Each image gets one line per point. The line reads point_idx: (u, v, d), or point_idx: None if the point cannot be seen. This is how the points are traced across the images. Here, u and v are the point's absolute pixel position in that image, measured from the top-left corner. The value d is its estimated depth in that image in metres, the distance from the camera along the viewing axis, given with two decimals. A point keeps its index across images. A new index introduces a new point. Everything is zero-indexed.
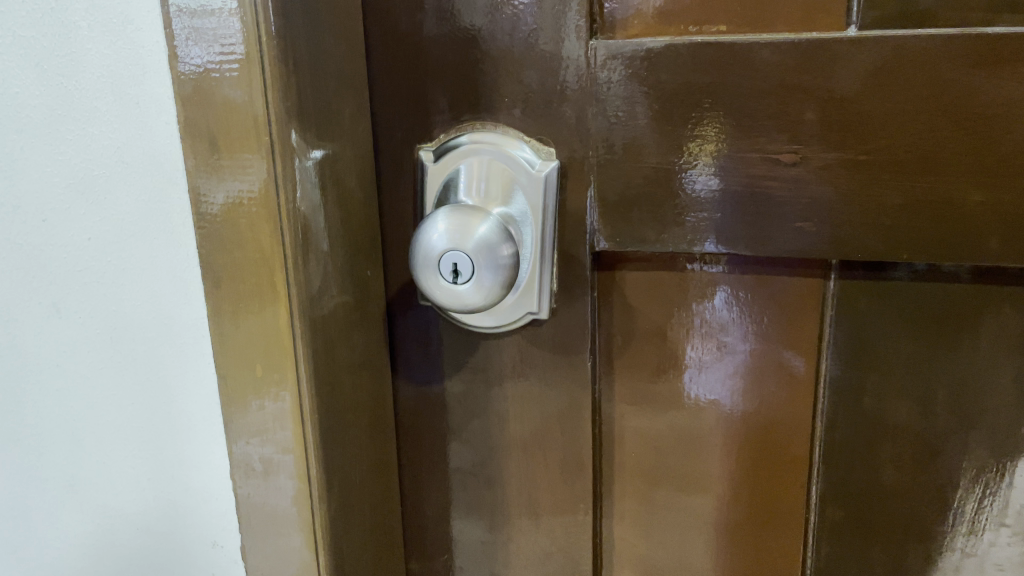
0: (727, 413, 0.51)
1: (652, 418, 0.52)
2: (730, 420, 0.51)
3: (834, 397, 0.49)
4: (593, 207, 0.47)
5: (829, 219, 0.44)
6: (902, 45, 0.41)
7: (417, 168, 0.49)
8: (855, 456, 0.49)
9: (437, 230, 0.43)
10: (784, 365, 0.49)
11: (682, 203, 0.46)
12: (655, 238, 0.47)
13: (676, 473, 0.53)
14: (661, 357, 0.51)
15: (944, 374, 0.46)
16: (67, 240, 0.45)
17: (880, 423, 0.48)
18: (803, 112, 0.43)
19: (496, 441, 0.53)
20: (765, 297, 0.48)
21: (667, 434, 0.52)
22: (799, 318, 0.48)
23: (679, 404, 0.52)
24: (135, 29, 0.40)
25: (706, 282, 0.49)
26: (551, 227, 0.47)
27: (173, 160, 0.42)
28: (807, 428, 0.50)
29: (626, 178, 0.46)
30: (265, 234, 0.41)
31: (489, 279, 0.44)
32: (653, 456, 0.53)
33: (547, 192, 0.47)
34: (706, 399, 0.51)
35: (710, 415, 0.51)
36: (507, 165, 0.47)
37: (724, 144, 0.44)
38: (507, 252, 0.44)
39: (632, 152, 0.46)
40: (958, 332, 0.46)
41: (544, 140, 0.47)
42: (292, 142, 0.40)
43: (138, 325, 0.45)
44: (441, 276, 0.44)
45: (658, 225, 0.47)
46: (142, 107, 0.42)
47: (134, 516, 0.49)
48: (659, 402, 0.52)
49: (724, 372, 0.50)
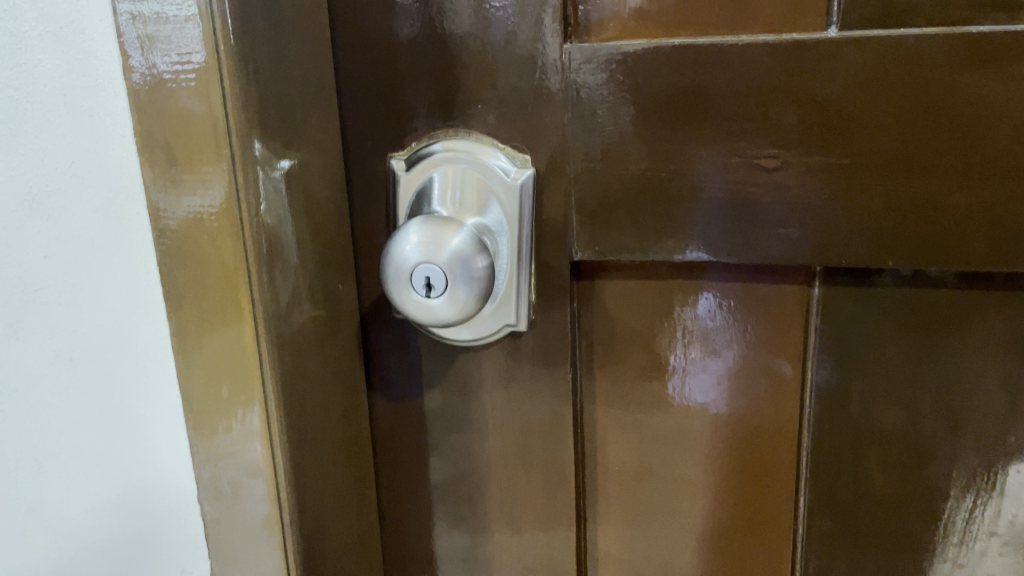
0: (713, 424, 0.50)
1: (636, 430, 0.51)
2: (716, 431, 0.50)
3: (819, 405, 0.47)
4: (571, 215, 0.46)
5: (812, 225, 0.43)
6: (884, 45, 0.40)
7: (390, 177, 0.47)
8: (843, 467, 0.48)
9: (410, 243, 0.42)
10: (769, 374, 0.48)
11: (662, 209, 0.45)
12: (634, 246, 0.46)
13: (662, 485, 0.52)
14: (645, 367, 0.50)
15: (931, 382, 0.45)
16: (17, 259, 0.41)
17: (867, 432, 0.47)
18: (783, 115, 0.42)
19: (476, 456, 0.51)
20: (749, 305, 0.47)
21: (652, 445, 0.51)
22: (784, 326, 0.47)
23: (665, 414, 0.50)
24: (87, 39, 0.39)
25: (690, 290, 0.48)
26: (528, 236, 0.46)
27: (130, 174, 0.42)
28: (794, 438, 0.49)
29: (604, 186, 0.45)
30: (227, 249, 0.40)
31: (464, 292, 0.42)
32: (639, 468, 0.52)
33: (523, 200, 0.45)
34: (692, 409, 0.50)
35: (696, 426, 0.50)
36: (482, 173, 0.45)
37: (703, 149, 0.43)
38: (482, 264, 0.43)
39: (609, 158, 0.44)
40: (945, 339, 0.45)
41: (519, 147, 0.45)
42: (256, 152, 0.39)
43: (101, 346, 0.43)
44: (414, 290, 0.42)
45: (637, 233, 0.45)
46: (97, 119, 0.40)
47: (98, 549, 0.46)
48: (643, 412, 0.51)
49: (708, 381, 0.49)
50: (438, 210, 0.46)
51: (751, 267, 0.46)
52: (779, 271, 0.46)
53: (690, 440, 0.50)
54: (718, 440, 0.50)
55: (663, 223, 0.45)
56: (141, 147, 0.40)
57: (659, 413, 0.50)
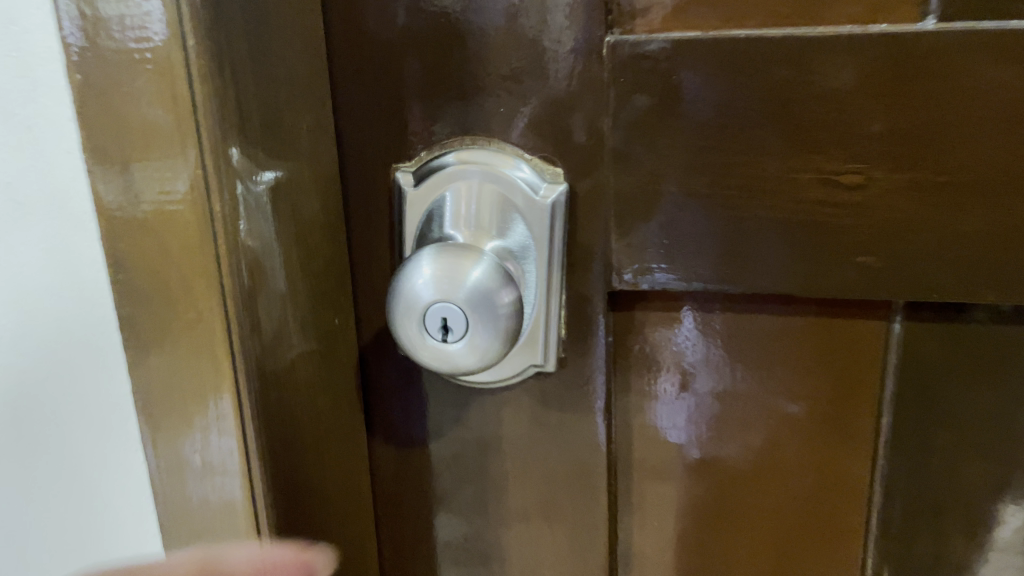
0: (769, 481, 0.43)
1: (678, 485, 0.44)
2: (772, 488, 0.43)
3: (833, 446, 0.42)
4: (611, 238, 0.39)
5: (827, 246, 0.37)
6: (990, 39, 0.33)
7: (394, 193, 0.40)
8: (911, 523, 0.42)
9: (422, 277, 0.35)
10: (778, 415, 0.42)
11: (719, 233, 0.37)
12: (678, 274, 0.39)
13: (708, 549, 0.45)
14: (689, 414, 0.43)
15: (956, 421, 0.40)
16: None
17: (935, 485, 0.41)
18: (867, 123, 0.35)
19: (493, 511, 0.45)
20: (816, 342, 0.40)
21: (697, 502, 0.44)
22: (857, 368, 0.40)
23: (709, 467, 0.43)
24: (20, 33, 0.33)
25: (748, 324, 0.41)
26: (556, 263, 0.39)
27: (77, 197, 0.36)
28: (862, 494, 0.42)
29: (649, 205, 0.38)
30: (200, 287, 0.33)
31: (488, 335, 0.35)
32: (680, 528, 0.45)
33: (553, 222, 0.38)
34: (737, 463, 0.43)
35: (739, 482, 0.43)
36: (504, 190, 0.38)
37: (768, 163, 0.36)
38: (508, 299, 0.36)
39: (656, 173, 0.37)
40: (969, 373, 0.39)
41: (545, 157, 0.38)
42: (233, 160, 0.32)
43: (59, 387, 0.40)
44: (428, 333, 0.36)
45: (683, 260, 0.38)
46: (35, 131, 0.35)
47: None
48: (686, 465, 0.44)
49: (705, 423, 0.43)
50: (450, 235, 0.39)
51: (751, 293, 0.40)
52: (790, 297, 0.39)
53: (730, 498, 0.44)
54: (747, 495, 0.43)
55: (713, 249, 0.38)
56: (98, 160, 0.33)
57: (700, 465, 0.43)
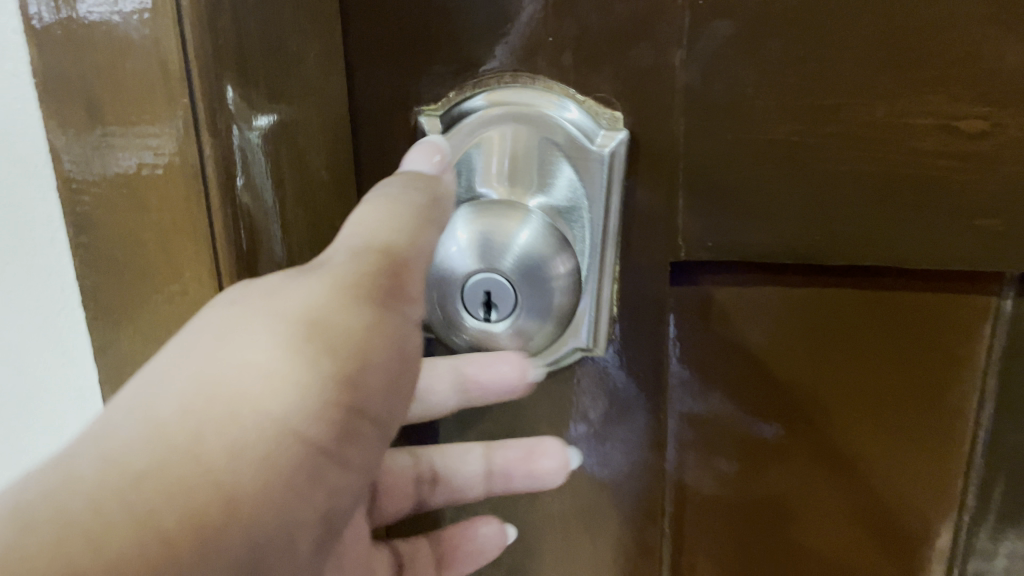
0: (847, 482, 0.37)
1: (740, 488, 0.38)
2: (848, 489, 0.37)
3: (809, 469, 0.37)
4: (680, 198, 0.32)
5: (880, 219, 0.31)
6: None
7: (415, 143, 0.33)
8: (992, 526, 0.37)
9: (459, 243, 0.29)
10: (767, 431, 0.37)
11: (812, 191, 0.31)
12: (755, 242, 0.33)
13: (771, 560, 0.39)
14: (758, 406, 0.37)
15: (934, 444, 0.36)
16: None
17: None
18: (1000, 59, 0.29)
19: (525, 521, 0.38)
20: (915, 323, 0.34)
21: (761, 509, 0.38)
22: (960, 352, 0.34)
23: (778, 465, 0.37)
24: None
25: (839, 303, 0.34)
26: (612, 229, 0.32)
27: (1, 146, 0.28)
28: (953, 495, 0.37)
29: (728, 157, 0.32)
30: (184, 258, 0.26)
31: (540, 308, 0.30)
32: (741, 539, 0.39)
33: (611, 178, 0.32)
34: (808, 462, 0.37)
35: (810, 485, 0.38)
36: (550, 138, 0.32)
37: (874, 104, 0.30)
38: (563, 268, 0.30)
39: (739, 117, 0.31)
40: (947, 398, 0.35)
41: (602, 98, 0.31)
42: (228, 100, 0.25)
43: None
44: (467, 309, 0.30)
45: (760, 226, 0.32)
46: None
47: None
48: (751, 464, 0.38)
49: (670, 445, 0.38)
50: (486, 194, 0.32)
51: (717, 296, 0.35)
52: (781, 297, 0.34)
53: (797, 505, 0.38)
54: (808, 504, 0.38)
55: (796, 214, 0.32)
56: (48, 89, 0.25)
57: (767, 464, 0.38)
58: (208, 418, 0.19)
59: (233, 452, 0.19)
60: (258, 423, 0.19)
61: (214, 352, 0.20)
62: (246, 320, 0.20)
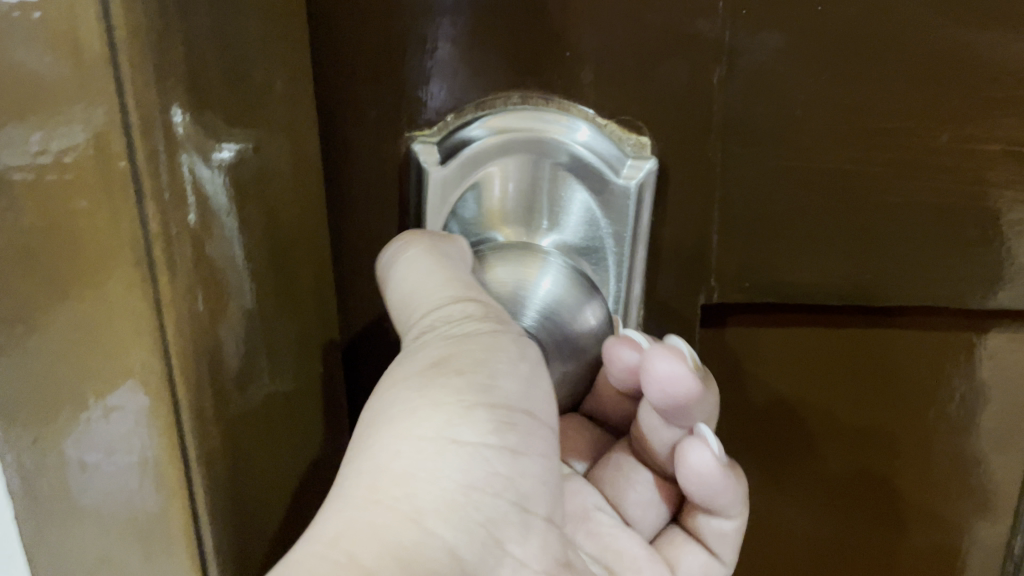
0: (892, 541, 0.33)
1: (774, 550, 0.34)
2: (893, 549, 0.33)
3: (811, 536, 0.33)
4: (714, 232, 0.28)
5: (938, 253, 0.28)
6: None
7: (405, 176, 0.28)
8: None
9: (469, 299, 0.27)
10: (806, 491, 0.33)
11: (863, 224, 0.28)
12: (788, 281, 0.29)
13: None
14: (797, 464, 0.32)
15: (939, 504, 0.33)
16: None
17: None
18: None
19: None
20: (968, 367, 0.31)
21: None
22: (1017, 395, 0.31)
23: (817, 526, 0.33)
24: None
25: (886, 347, 0.31)
26: (638, 273, 0.28)
27: None
28: (1008, 551, 0.33)
29: (771, 185, 0.28)
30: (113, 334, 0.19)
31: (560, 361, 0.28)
32: None
33: (638, 214, 0.28)
34: (851, 523, 0.33)
35: (853, 548, 0.34)
36: (570, 168, 0.28)
37: (936, 127, 0.27)
38: (593, 318, 0.27)
39: (783, 141, 0.27)
40: (946, 455, 0.32)
41: (625, 121, 0.27)
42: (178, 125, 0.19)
43: None
44: None
45: (796, 261, 0.29)
46: None
47: None
48: (787, 526, 0.33)
49: None
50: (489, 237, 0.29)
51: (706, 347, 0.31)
52: (794, 345, 0.31)
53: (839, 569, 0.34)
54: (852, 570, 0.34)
55: (838, 249, 0.28)
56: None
57: (805, 528, 0.33)
58: (409, 446, 0.22)
59: (464, 444, 0.22)
60: (472, 412, 0.23)
61: (382, 420, 0.23)
62: (398, 390, 0.23)
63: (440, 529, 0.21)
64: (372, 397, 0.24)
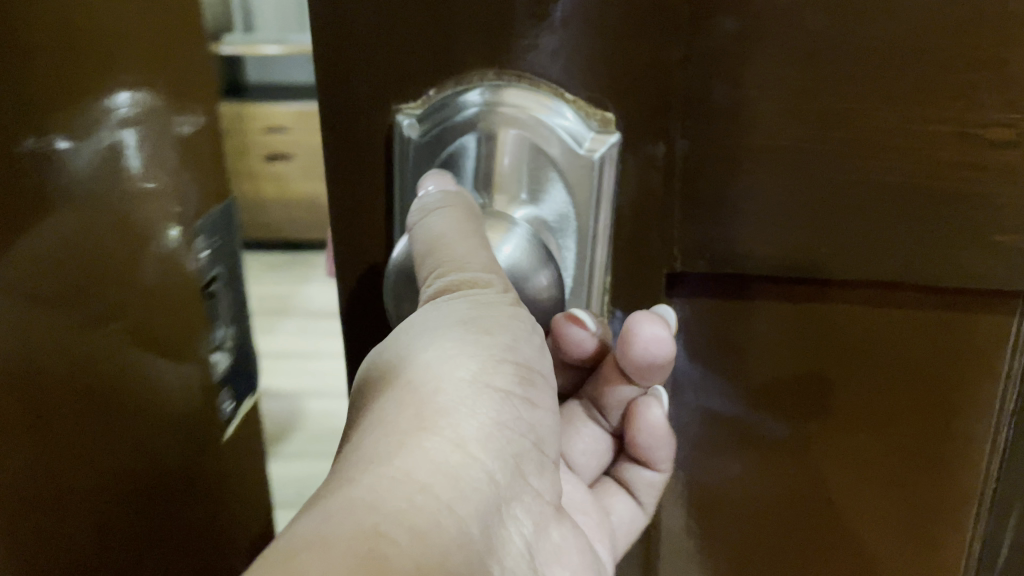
0: (850, 501, 0.35)
1: (740, 508, 0.36)
2: (852, 509, 0.35)
3: (788, 509, 0.36)
4: (676, 203, 0.30)
5: (889, 231, 0.29)
6: None
7: (389, 144, 0.30)
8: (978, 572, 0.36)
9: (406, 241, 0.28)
10: (768, 452, 0.35)
11: (815, 199, 0.29)
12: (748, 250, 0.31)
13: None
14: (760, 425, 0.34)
15: (914, 494, 0.35)
16: None
17: None
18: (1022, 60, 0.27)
19: None
20: (921, 336, 0.32)
21: (761, 532, 0.36)
22: (971, 365, 0.33)
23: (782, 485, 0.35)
24: None
25: (842, 315, 0.32)
26: (599, 239, 0.30)
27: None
28: (963, 515, 0.35)
29: (727, 161, 0.29)
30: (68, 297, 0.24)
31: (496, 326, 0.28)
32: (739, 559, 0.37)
33: (602, 186, 0.29)
34: (811, 484, 0.35)
35: (813, 506, 0.36)
36: (543, 143, 0.29)
37: (882, 108, 0.28)
38: (547, 285, 0.28)
39: (738, 118, 0.29)
40: (919, 424, 0.34)
41: (591, 97, 0.29)
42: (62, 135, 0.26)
43: None
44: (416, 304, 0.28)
45: (756, 238, 0.30)
46: None
47: None
48: (752, 485, 0.35)
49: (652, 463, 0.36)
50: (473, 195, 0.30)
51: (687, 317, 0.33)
52: (777, 315, 0.33)
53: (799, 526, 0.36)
54: (810, 528, 0.36)
55: (792, 226, 0.30)
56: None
57: (770, 486, 0.35)
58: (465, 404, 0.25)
59: (495, 389, 0.26)
60: (497, 365, 0.27)
61: (434, 381, 0.25)
62: (430, 339, 0.26)
63: (482, 457, 0.25)
64: (406, 364, 0.26)
